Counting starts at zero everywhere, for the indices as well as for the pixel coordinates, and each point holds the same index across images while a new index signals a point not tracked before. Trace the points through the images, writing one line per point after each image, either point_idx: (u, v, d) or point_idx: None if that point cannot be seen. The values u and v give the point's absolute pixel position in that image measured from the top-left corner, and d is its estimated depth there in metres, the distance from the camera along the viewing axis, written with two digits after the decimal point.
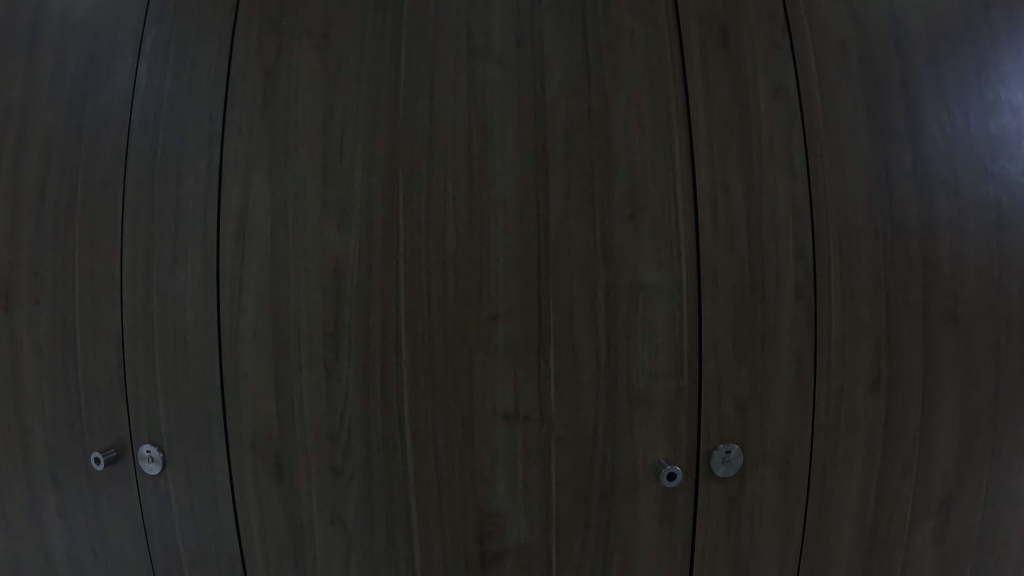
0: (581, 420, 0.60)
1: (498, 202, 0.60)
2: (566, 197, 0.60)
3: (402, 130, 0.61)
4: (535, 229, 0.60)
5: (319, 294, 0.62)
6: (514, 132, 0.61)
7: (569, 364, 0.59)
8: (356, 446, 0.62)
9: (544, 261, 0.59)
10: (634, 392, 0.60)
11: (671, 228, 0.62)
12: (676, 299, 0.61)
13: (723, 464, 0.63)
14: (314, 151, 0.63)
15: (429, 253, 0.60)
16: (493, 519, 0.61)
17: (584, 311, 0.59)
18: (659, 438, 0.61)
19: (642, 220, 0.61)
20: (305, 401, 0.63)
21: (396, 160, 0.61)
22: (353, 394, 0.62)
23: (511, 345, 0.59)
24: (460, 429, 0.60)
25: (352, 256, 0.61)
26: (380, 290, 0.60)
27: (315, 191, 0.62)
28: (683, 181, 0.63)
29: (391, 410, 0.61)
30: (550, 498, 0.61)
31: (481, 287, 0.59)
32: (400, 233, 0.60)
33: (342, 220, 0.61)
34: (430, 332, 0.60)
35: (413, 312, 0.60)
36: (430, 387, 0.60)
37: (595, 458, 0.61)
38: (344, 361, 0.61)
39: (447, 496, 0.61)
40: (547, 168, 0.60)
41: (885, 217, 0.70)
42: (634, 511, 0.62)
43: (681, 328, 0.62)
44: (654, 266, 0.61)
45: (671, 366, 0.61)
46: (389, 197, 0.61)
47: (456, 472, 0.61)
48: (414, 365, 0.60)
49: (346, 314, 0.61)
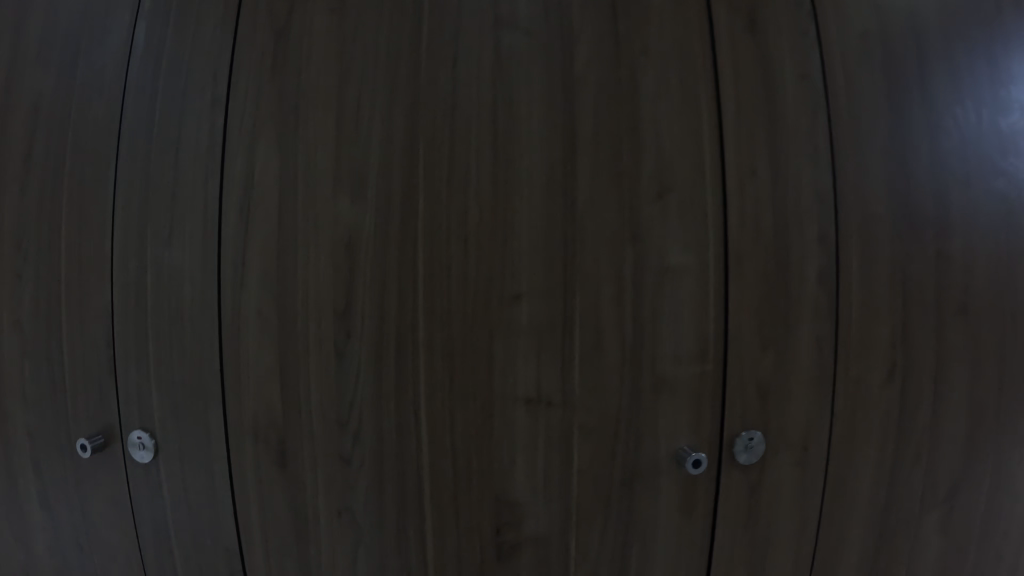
0: (605, 405, 0.58)
1: (524, 178, 0.57)
2: (594, 175, 0.58)
3: (422, 101, 0.58)
4: (561, 207, 0.57)
5: (332, 270, 0.59)
6: (539, 106, 0.59)
7: (595, 347, 0.57)
8: (368, 432, 0.59)
9: (570, 239, 0.57)
10: (659, 378, 0.58)
11: (703, 209, 0.60)
12: (703, 282, 0.59)
13: (744, 452, 0.61)
14: (329, 121, 0.60)
15: (451, 229, 0.57)
16: (510, 508, 0.59)
17: (610, 292, 0.57)
18: (683, 425, 0.59)
19: (672, 199, 0.59)
20: (314, 384, 0.60)
21: (416, 132, 0.58)
22: (366, 377, 0.59)
23: (535, 326, 0.57)
24: (479, 413, 0.58)
25: (366, 232, 0.58)
26: (397, 267, 0.58)
27: (328, 162, 0.59)
28: (711, 162, 0.61)
29: (406, 393, 0.58)
30: (571, 487, 0.59)
31: (504, 265, 0.57)
32: (419, 209, 0.57)
33: (357, 193, 0.59)
34: (449, 312, 0.57)
35: (431, 291, 0.57)
36: (448, 370, 0.57)
37: (617, 445, 0.59)
38: (357, 341, 0.59)
39: (462, 484, 0.59)
40: (573, 144, 0.58)
41: (907, 207, 0.69)
42: (656, 502, 0.61)
43: (708, 312, 0.59)
44: (681, 247, 0.59)
45: (697, 350, 0.59)
46: (407, 171, 0.58)
47: (472, 459, 0.58)
48: (431, 347, 0.57)
49: (360, 292, 0.58)
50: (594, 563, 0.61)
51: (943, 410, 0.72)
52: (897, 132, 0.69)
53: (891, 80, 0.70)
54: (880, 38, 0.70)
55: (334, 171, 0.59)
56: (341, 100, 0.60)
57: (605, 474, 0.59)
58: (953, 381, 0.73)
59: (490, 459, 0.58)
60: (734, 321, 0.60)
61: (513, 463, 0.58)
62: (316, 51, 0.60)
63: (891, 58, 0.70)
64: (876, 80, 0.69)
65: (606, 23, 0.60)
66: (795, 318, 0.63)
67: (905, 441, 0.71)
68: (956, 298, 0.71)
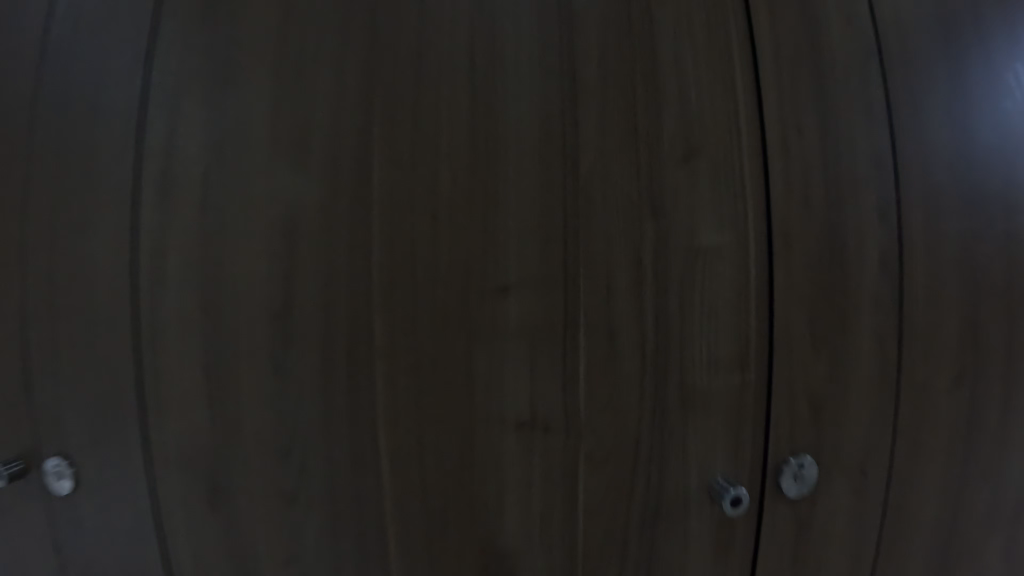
0: (619, 427, 0.44)
1: (511, 136, 0.44)
2: (602, 131, 0.45)
3: (381, 38, 0.45)
4: (559, 172, 0.44)
5: (268, 257, 0.46)
6: (530, 42, 0.45)
7: (606, 353, 0.44)
8: (318, 461, 0.47)
9: (571, 213, 0.44)
10: (690, 392, 0.45)
11: (743, 173, 0.46)
12: (743, 268, 0.46)
13: (794, 483, 0.48)
14: (264, 68, 0.47)
15: (417, 203, 0.44)
16: (498, 558, 0.46)
17: (626, 282, 0.44)
18: (719, 450, 0.46)
19: (704, 161, 0.46)
20: (251, 402, 0.48)
21: (373, 78, 0.45)
22: (314, 393, 0.46)
23: (527, 328, 0.43)
24: (456, 441, 0.44)
25: (311, 208, 0.45)
26: (350, 251, 0.45)
27: (263, 121, 0.47)
28: (749, 115, 0.47)
29: (364, 414, 0.45)
30: (577, 531, 0.46)
31: (486, 247, 0.43)
32: (376, 179, 0.44)
33: (299, 159, 0.46)
34: (417, 309, 0.44)
35: (392, 285, 0.44)
36: (414, 386, 0.44)
37: (635, 479, 0.45)
38: (301, 347, 0.46)
39: (437, 529, 0.46)
40: (574, 91, 0.45)
41: (1006, 171, 0.54)
42: (685, 545, 0.48)
43: (750, 306, 0.46)
44: (715, 223, 0.45)
45: (736, 355, 0.46)
46: (363, 131, 0.45)
47: (449, 498, 0.45)
48: (395, 355, 0.44)
49: (303, 284, 0.45)
50: None
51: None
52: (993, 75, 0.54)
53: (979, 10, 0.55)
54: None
55: (271, 130, 0.46)
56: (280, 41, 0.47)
57: (620, 514, 0.46)
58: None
59: (475, 497, 0.45)
60: (785, 317, 0.47)
61: (503, 502, 0.45)
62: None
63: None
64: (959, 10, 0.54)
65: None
66: (857, 314, 0.50)
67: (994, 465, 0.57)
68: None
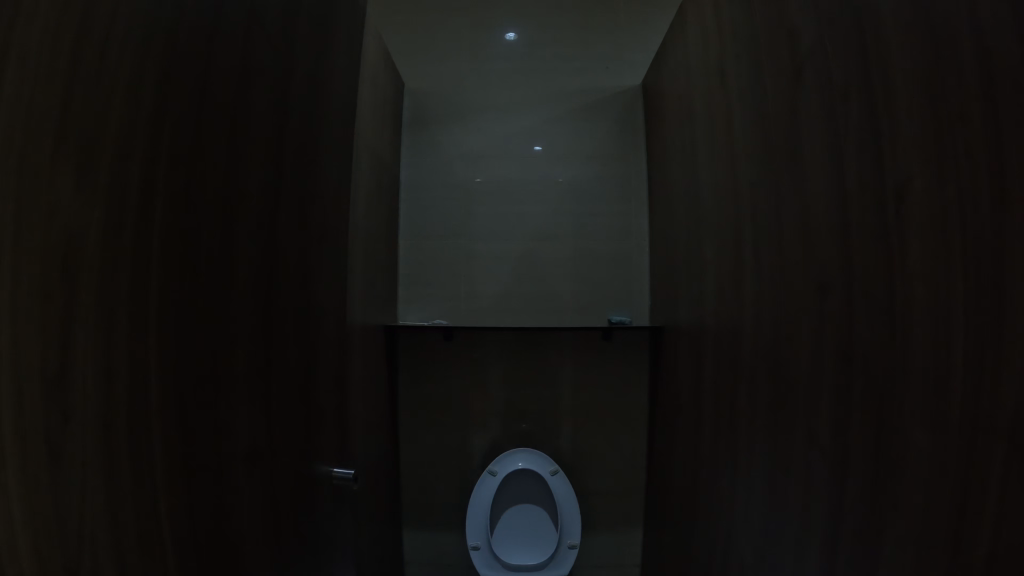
0: (227, 420, 0.57)
1: (163, 181, 0.46)
2: (210, 193, 0.54)
3: (195, 106, 0.51)
4: (181, 220, 0.49)
5: (57, 293, 0.35)
6: (257, 133, 0.63)
7: (258, 345, 0.64)
8: (107, 554, 0.38)
9: (198, 255, 0.52)
10: (248, 386, 0.62)
11: (269, 226, 0.67)
12: (257, 295, 0.64)
13: (334, 470, 0.91)
14: (65, 56, 0.36)
15: (122, 245, 0.41)
16: (204, 542, 0.50)
17: (224, 312, 0.57)
18: (262, 415, 0.65)
19: (256, 218, 0.63)
20: (35, 451, 0.33)
21: (197, 128, 0.51)
22: (98, 423, 0.38)
23: (173, 358, 0.47)
24: (169, 463, 0.46)
25: (54, 289, 0.35)
26: (137, 308, 0.43)
27: (54, 117, 0.35)
28: (268, 187, 0.67)
29: (146, 477, 0.43)
30: (225, 495, 0.55)
31: (219, 309, 0.55)
32: (92, 237, 0.38)
33: (109, 202, 0.40)
34: (125, 348, 0.41)
35: (113, 339, 0.40)
36: (134, 428, 0.42)
37: (241, 451, 0.59)
38: (88, 388, 0.37)
39: (185, 542, 0.47)
40: (273, 200, 0.68)
41: (960, 228, 0.49)
42: (293, 510, 0.73)
43: (265, 321, 0.66)
44: (254, 266, 0.63)
45: (255, 356, 0.63)
46: (86, 194, 0.37)
47: (180, 515, 0.47)
48: (172, 402, 0.47)
49: (89, 340, 0.38)
50: (264, 543, 0.63)
51: (850, 475, 0.65)
52: (949, 131, 0.51)
53: (939, 57, 0.52)
54: (910, 13, 0.56)
55: (101, 111, 0.39)
56: (98, 49, 0.38)
57: (253, 464, 0.62)
58: (842, 435, 0.67)
59: (215, 498, 0.53)
60: None
61: (235, 492, 0.57)
62: (170, 6, 0.47)
63: (932, 28, 0.53)
64: (1005, 30, 0.44)
65: (287, 82, 0.71)
66: None
67: (909, 555, 0.54)
68: (851, 348, 0.67)
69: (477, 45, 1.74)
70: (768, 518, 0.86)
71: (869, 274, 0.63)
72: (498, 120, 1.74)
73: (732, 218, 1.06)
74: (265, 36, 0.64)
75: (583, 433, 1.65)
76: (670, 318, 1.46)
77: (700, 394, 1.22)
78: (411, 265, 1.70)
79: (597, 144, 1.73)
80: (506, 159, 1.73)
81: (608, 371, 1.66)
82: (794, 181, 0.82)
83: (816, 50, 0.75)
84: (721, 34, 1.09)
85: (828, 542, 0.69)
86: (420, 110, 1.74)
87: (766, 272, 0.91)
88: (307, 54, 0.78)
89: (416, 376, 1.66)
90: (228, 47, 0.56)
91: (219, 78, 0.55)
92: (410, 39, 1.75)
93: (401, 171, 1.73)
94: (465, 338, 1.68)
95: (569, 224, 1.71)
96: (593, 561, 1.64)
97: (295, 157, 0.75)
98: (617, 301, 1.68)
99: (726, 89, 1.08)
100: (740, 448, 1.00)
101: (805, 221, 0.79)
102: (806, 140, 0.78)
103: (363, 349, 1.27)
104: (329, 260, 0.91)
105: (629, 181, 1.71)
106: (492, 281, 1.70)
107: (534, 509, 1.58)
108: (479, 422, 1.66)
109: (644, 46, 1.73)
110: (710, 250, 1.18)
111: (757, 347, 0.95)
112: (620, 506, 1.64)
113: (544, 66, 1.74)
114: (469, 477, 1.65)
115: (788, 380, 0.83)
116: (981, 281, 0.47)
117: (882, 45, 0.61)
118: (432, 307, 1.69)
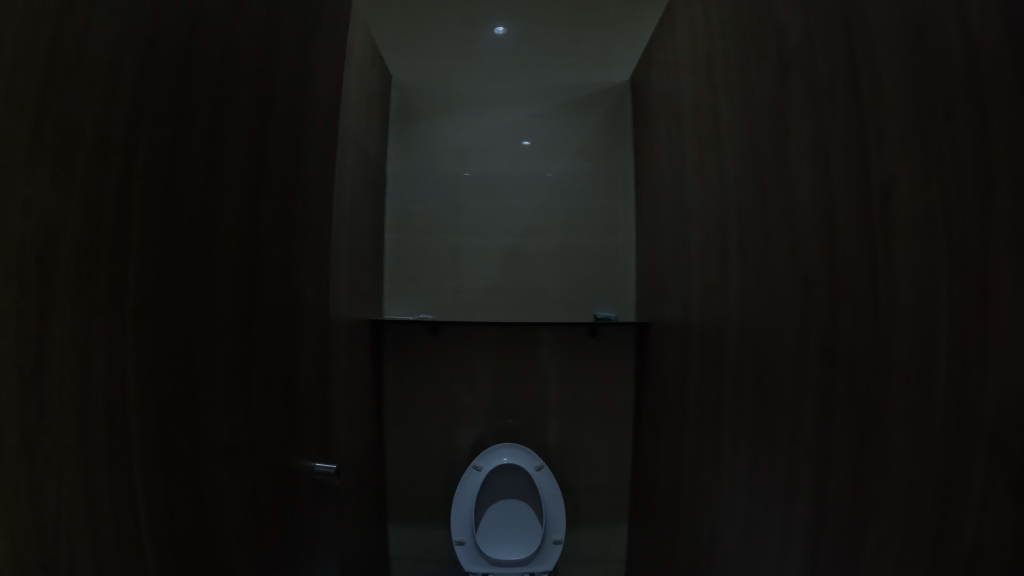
0: (206, 415, 0.55)
1: (143, 170, 0.45)
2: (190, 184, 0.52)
3: (176, 94, 0.49)
4: (161, 209, 0.47)
5: (32, 287, 0.34)
6: (239, 121, 0.61)
7: (238, 338, 0.63)
8: (85, 551, 0.37)
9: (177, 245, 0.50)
10: (227, 381, 0.60)
11: (250, 220, 0.65)
12: (238, 286, 0.63)
13: (316, 464, 0.90)
14: (44, 43, 0.34)
15: (99, 237, 0.40)
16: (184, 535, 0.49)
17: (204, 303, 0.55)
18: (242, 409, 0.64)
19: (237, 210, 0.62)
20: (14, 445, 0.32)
21: (178, 115, 0.50)
22: (74, 418, 0.37)
23: (150, 350, 0.46)
24: (147, 456, 0.44)
25: (32, 282, 0.34)
26: (114, 302, 0.41)
27: (31, 105, 0.34)
28: (249, 178, 0.65)
29: (124, 471, 0.42)
30: (205, 489, 0.54)
31: (198, 299, 0.54)
32: (69, 228, 0.37)
33: (87, 193, 0.38)
34: (102, 343, 0.40)
35: (90, 331, 0.39)
36: (111, 424, 0.41)
37: (220, 444, 0.58)
38: (65, 383, 0.36)
39: (164, 538, 0.46)
40: (254, 189, 0.66)
41: (945, 229, 0.50)
42: (274, 505, 0.72)
43: (246, 313, 0.65)
44: (235, 256, 0.62)
45: (234, 349, 0.62)
46: (64, 183, 0.36)
47: (159, 509, 0.46)
48: (151, 398, 0.46)
49: (65, 334, 0.36)
50: (245, 537, 0.62)
51: (834, 471, 0.66)
52: (934, 136, 0.51)
53: (925, 60, 0.52)
54: (897, 14, 0.56)
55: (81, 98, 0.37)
56: (78, 38, 0.37)
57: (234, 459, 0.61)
58: (826, 432, 0.68)
59: (195, 492, 0.52)
60: None
61: (215, 486, 0.56)
62: None
63: (920, 31, 0.53)
64: (993, 32, 0.45)
65: (269, 70, 0.69)
66: None
67: (891, 550, 0.55)
68: (836, 345, 0.67)
69: (466, 37, 1.72)
70: (752, 511, 0.88)
71: (853, 273, 0.64)
72: (487, 114, 1.73)
73: (718, 216, 1.07)
74: (248, 21, 0.63)
75: (569, 429, 1.66)
76: (656, 314, 1.47)
77: (684, 389, 1.24)
78: (397, 260, 1.68)
79: (585, 139, 1.72)
80: (494, 153, 1.72)
81: (594, 366, 1.67)
82: (780, 180, 0.83)
83: (804, 49, 0.75)
84: (710, 30, 1.10)
85: (810, 535, 0.70)
86: (408, 103, 1.72)
87: (752, 271, 0.92)
88: (292, 42, 0.76)
89: (401, 371, 1.65)
90: (211, 33, 0.55)
91: (200, 65, 0.53)
92: (398, 31, 1.73)
93: (387, 165, 1.71)
94: (452, 333, 1.67)
95: (556, 218, 1.71)
96: (578, 555, 1.65)
97: (278, 147, 0.73)
98: (603, 296, 1.69)
99: (714, 86, 1.08)
100: (724, 443, 1.01)
101: (790, 219, 0.80)
102: (793, 139, 0.79)
103: (348, 343, 1.26)
104: (312, 252, 0.89)
105: (617, 176, 1.71)
106: (479, 275, 1.69)
107: (519, 504, 1.59)
108: (465, 417, 1.66)
109: (632, 41, 1.73)
110: (696, 248, 1.19)
111: (743, 343, 0.96)
112: (604, 501, 1.66)
113: (534, 60, 1.73)
114: (454, 473, 1.65)
115: (773, 378, 0.84)
116: (963, 282, 0.48)
117: (870, 46, 0.61)
118: (418, 302, 1.67)
